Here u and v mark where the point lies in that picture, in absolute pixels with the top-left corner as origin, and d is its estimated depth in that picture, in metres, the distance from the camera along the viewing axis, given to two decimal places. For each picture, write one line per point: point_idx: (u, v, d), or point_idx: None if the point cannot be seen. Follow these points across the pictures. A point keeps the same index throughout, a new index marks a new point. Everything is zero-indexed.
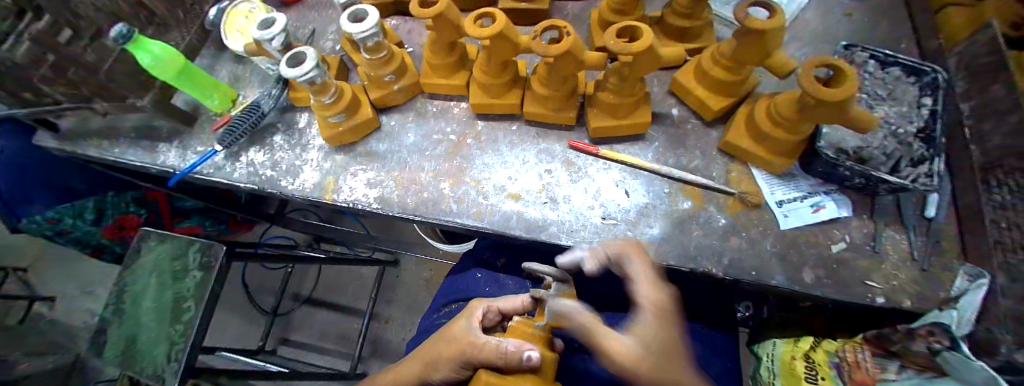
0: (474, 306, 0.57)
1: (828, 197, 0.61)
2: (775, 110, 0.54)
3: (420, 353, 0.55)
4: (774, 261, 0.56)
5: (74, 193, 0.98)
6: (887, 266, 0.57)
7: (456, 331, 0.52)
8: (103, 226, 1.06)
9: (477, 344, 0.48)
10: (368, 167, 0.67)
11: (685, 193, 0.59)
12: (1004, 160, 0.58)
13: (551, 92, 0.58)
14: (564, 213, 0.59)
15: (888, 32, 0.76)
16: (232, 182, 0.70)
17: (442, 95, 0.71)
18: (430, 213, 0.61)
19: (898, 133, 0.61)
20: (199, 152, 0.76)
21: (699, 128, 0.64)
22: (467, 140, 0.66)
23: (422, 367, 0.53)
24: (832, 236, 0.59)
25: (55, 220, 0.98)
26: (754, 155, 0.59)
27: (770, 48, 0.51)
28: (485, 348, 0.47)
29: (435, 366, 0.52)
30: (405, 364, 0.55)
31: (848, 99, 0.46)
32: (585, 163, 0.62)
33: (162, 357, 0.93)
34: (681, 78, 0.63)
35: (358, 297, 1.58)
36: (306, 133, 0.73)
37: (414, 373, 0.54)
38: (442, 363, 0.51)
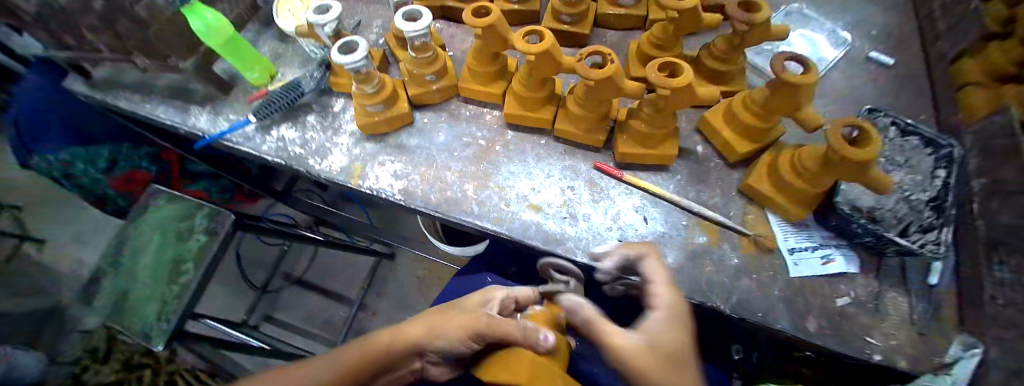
0: (493, 291, 0.58)
1: (839, 251, 0.62)
2: (798, 161, 0.56)
3: (425, 317, 0.52)
4: (780, 305, 0.57)
5: (90, 139, 1.00)
6: (888, 325, 0.58)
7: (469, 305, 0.53)
8: (112, 176, 1.05)
9: (493, 319, 0.48)
10: (396, 159, 0.68)
11: (701, 228, 0.61)
12: (1005, 241, 0.58)
13: (586, 114, 0.60)
14: (582, 230, 0.60)
15: (909, 103, 0.78)
16: (260, 154, 0.71)
17: (476, 100, 0.73)
18: (451, 212, 0.62)
19: (909, 198, 0.63)
20: (231, 120, 0.77)
21: (722, 167, 0.65)
22: (495, 147, 0.68)
23: (425, 331, 0.50)
24: (838, 290, 0.60)
25: (67, 163, 0.98)
26: (770, 200, 0.60)
27: (802, 102, 0.54)
28: (501, 324, 0.47)
29: (440, 334, 0.50)
30: (403, 324, 0.50)
31: (870, 159, 0.48)
32: (609, 186, 0.64)
33: (152, 316, 0.93)
34: (710, 117, 0.65)
35: (350, 285, 1.58)
36: (340, 117, 0.75)
37: (415, 336, 0.49)
38: (451, 331, 0.49)
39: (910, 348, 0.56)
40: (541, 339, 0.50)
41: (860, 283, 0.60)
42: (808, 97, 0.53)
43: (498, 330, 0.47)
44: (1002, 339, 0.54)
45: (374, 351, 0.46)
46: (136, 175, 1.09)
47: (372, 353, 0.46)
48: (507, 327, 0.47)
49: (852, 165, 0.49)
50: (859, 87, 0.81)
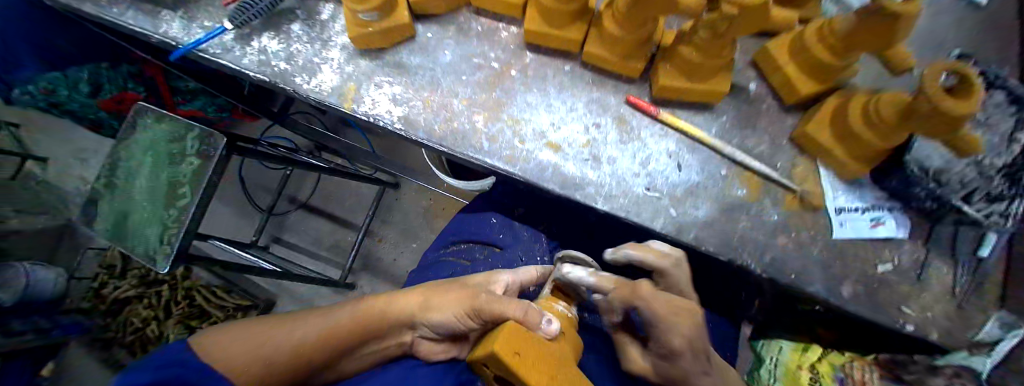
0: (498, 275, 0.57)
1: (891, 214, 0.53)
2: (874, 107, 0.45)
3: (422, 290, 0.57)
4: (817, 268, 0.51)
5: (66, 60, 0.87)
6: (927, 295, 0.52)
7: (471, 283, 0.55)
8: (100, 99, 0.96)
9: (482, 298, 0.48)
10: (395, 80, 0.59)
11: (741, 180, 0.53)
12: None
13: (623, 35, 0.50)
14: (605, 174, 0.53)
15: None
16: (240, 69, 0.62)
17: (490, 13, 0.61)
18: (456, 147, 0.55)
19: (983, 165, 0.48)
20: (206, 27, 0.67)
21: (775, 110, 0.56)
22: (511, 71, 0.58)
23: (422, 303, 0.55)
24: (881, 255, 0.53)
25: (50, 91, 0.90)
26: (827, 151, 0.51)
27: (897, 35, 0.42)
28: (502, 305, 0.45)
29: (434, 307, 0.54)
30: (402, 296, 0.57)
31: (971, 116, 0.38)
32: (640, 124, 0.55)
33: (155, 238, 0.91)
34: (773, 46, 0.53)
35: (355, 212, 1.55)
36: (329, 27, 0.64)
37: (410, 308, 0.56)
38: (443, 302, 0.54)
39: (946, 321, 0.51)
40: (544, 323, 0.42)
41: (910, 250, 0.53)
42: (908, 30, 0.42)
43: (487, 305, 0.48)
44: None
45: (373, 317, 0.55)
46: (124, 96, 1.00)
47: (370, 317, 0.54)
48: (502, 308, 0.45)
49: (943, 122, 0.39)
50: (946, 25, 0.63)
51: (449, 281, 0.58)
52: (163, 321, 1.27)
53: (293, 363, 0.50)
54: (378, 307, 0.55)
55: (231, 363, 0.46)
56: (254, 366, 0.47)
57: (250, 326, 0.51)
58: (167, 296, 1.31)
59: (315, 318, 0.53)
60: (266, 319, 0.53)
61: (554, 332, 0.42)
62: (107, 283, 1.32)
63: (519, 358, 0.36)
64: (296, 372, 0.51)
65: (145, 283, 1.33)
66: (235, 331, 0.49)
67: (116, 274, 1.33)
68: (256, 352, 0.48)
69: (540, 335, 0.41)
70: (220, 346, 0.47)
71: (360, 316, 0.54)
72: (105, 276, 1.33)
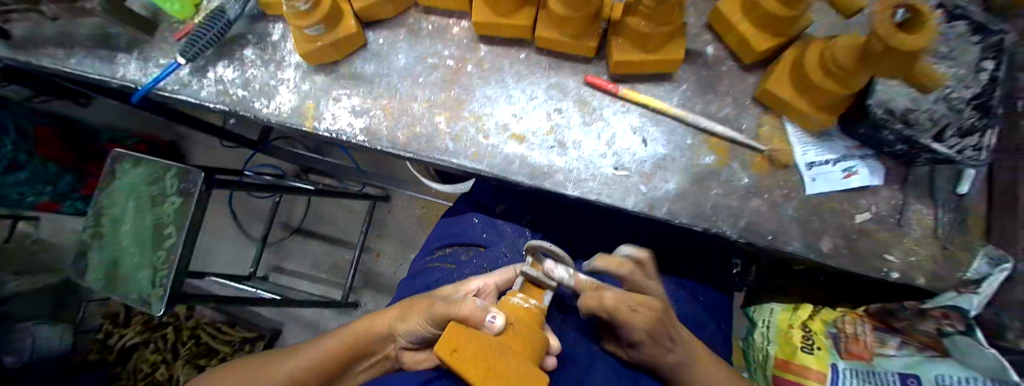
0: (467, 283, 0.56)
1: (864, 163, 0.52)
2: (831, 54, 0.44)
3: (395, 307, 0.56)
4: (795, 226, 0.51)
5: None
6: (909, 241, 0.52)
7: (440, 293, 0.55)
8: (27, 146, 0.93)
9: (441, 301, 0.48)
10: (352, 92, 0.59)
11: (709, 147, 0.53)
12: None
13: (570, 15, 0.49)
14: (573, 159, 0.52)
15: None
16: (201, 102, 0.61)
17: (439, 11, 0.60)
18: (422, 151, 0.55)
19: (951, 97, 0.49)
20: (162, 65, 0.66)
21: (736, 71, 0.55)
22: (467, 67, 0.58)
23: (395, 317, 0.55)
24: (859, 205, 0.52)
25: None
26: (791, 106, 0.51)
27: None
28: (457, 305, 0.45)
29: (405, 319, 0.54)
30: (376, 316, 0.57)
31: (926, 48, 0.37)
32: (602, 104, 0.54)
33: (146, 282, 0.91)
34: (723, 7, 0.53)
35: (347, 230, 1.54)
36: (282, 47, 0.63)
37: (383, 327, 0.55)
38: (413, 313, 0.53)
39: (929, 264, 0.50)
40: (488, 318, 0.40)
41: (887, 195, 0.52)
42: None
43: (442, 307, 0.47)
44: None
45: (351, 342, 0.56)
46: (42, 136, 0.97)
47: (348, 342, 0.56)
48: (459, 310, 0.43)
49: (899, 59, 0.39)
50: None
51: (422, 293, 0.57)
52: (172, 363, 1.28)
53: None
54: (354, 334, 0.56)
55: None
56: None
57: (250, 366, 0.58)
58: (174, 337, 1.32)
59: (302, 351, 0.57)
60: (265, 357, 0.59)
61: (498, 328, 0.40)
62: (113, 333, 1.32)
63: (455, 355, 0.36)
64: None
65: (150, 328, 1.33)
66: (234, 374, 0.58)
67: (119, 323, 1.33)
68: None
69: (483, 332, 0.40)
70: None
71: (339, 344, 0.56)
72: (109, 326, 1.32)
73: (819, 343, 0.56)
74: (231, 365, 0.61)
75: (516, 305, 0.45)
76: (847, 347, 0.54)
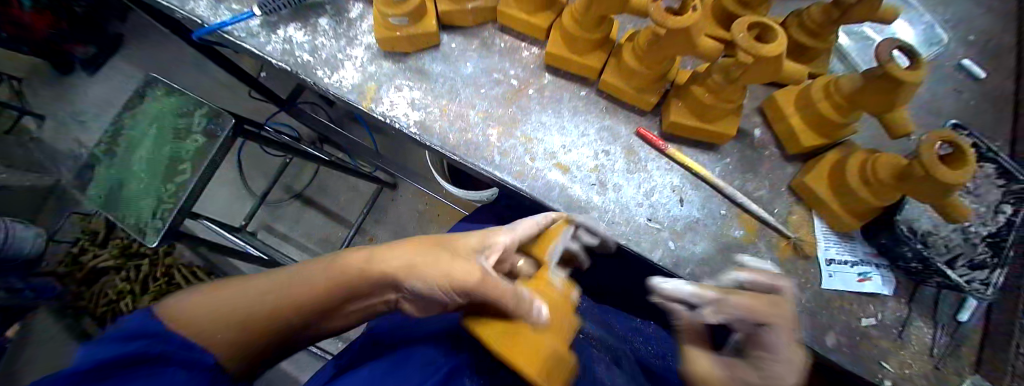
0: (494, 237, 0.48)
1: (877, 271, 0.55)
2: (871, 165, 0.47)
3: (412, 251, 0.43)
4: (804, 314, 0.53)
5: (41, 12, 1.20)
6: (905, 354, 0.53)
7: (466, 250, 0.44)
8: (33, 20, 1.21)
9: (500, 283, 0.39)
10: (415, 85, 0.60)
11: (740, 221, 0.55)
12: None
13: (641, 70, 0.52)
14: (610, 200, 0.54)
15: (1012, 113, 0.65)
16: (264, 55, 0.62)
17: (514, 31, 0.63)
18: (469, 156, 0.56)
19: (966, 230, 0.53)
20: (234, 10, 0.65)
21: (778, 158, 0.58)
22: (529, 90, 0.60)
23: (411, 265, 0.42)
24: (866, 309, 0.54)
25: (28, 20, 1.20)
26: (823, 202, 0.53)
27: (896, 103, 0.45)
28: (504, 291, 0.38)
29: (435, 272, 0.41)
30: (429, 264, 0.42)
31: (960, 184, 0.40)
32: (647, 157, 0.57)
33: (148, 210, 0.90)
34: (779, 98, 0.56)
35: (348, 207, 1.53)
36: (356, 26, 0.64)
37: (395, 269, 0.42)
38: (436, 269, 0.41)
39: (920, 379, 0.52)
40: (540, 310, 0.39)
41: (894, 306, 0.55)
42: (908, 96, 0.45)
43: (525, 296, 0.39)
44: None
45: (375, 288, 0.41)
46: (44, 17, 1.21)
47: (341, 274, 0.41)
48: (501, 291, 0.38)
49: (935, 188, 0.41)
50: (941, 95, 0.66)
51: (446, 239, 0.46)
52: (139, 296, 1.20)
53: (262, 320, 0.38)
54: (354, 264, 0.41)
55: (211, 336, 0.36)
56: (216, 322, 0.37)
57: (228, 289, 0.40)
58: (147, 270, 1.24)
59: (312, 273, 0.41)
60: (254, 276, 0.41)
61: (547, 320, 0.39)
62: (88, 250, 1.23)
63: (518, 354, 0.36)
64: (269, 330, 0.39)
65: (126, 254, 1.25)
66: (195, 293, 0.39)
67: (96, 241, 1.25)
68: (240, 323, 0.38)
69: (538, 320, 0.38)
70: (200, 313, 0.37)
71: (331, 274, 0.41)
72: (86, 242, 1.24)
73: None
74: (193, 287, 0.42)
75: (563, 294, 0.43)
76: None
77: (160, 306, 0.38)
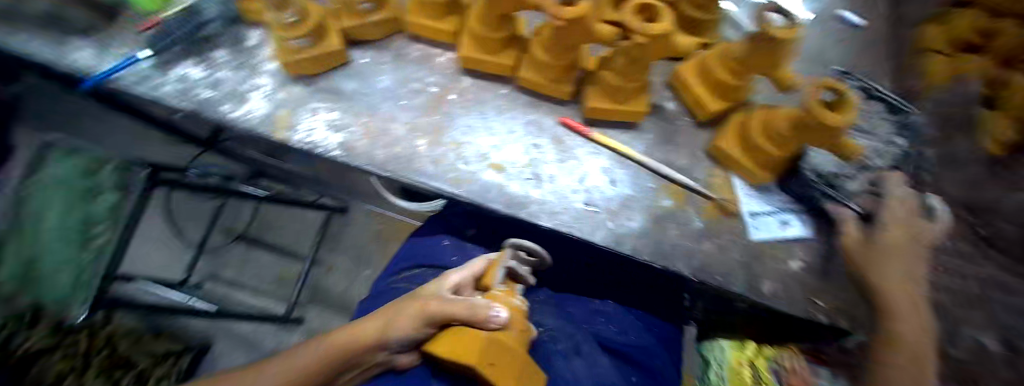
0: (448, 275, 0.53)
1: (796, 216, 0.59)
2: (771, 123, 0.51)
3: (383, 315, 0.48)
4: (739, 269, 0.55)
5: None
6: (832, 287, 0.56)
7: (425, 294, 0.48)
8: None
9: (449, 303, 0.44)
10: (331, 106, 0.58)
11: (668, 192, 0.58)
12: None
13: (552, 62, 0.53)
14: (547, 192, 0.55)
15: (891, 53, 0.72)
16: (159, 98, 0.56)
17: (426, 38, 0.63)
18: (400, 171, 0.54)
19: (868, 166, 0.58)
20: (119, 55, 0.59)
21: (692, 127, 0.62)
22: (450, 95, 0.60)
23: (381, 329, 0.46)
24: (791, 253, 0.57)
25: None
26: (736, 161, 0.57)
27: (781, 59, 0.49)
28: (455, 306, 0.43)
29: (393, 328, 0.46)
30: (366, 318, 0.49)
31: (847, 125, 0.44)
32: (575, 144, 0.58)
33: (65, 287, 0.81)
34: (684, 71, 0.60)
35: (298, 241, 1.45)
36: (257, 54, 0.61)
37: (368, 339, 0.46)
38: (400, 323, 0.45)
39: (853, 310, 0.54)
40: (493, 315, 0.42)
41: (817, 246, 0.58)
42: (788, 54, 0.48)
43: (471, 313, 0.42)
44: None
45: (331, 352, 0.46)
46: None
47: (324, 360, 0.46)
48: (456, 311, 0.43)
49: (829, 132, 0.45)
50: (830, 47, 0.73)
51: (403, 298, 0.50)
52: None
53: None
54: (335, 345, 0.47)
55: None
56: None
57: None
58: None
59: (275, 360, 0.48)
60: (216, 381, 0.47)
61: (504, 320, 0.42)
62: None
63: (488, 366, 0.39)
64: None
65: None
66: None
67: None
68: None
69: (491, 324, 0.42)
70: None
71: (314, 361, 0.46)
72: None
73: (765, 379, 0.56)
74: None
75: (515, 305, 0.47)
76: (788, 380, 0.55)
77: None
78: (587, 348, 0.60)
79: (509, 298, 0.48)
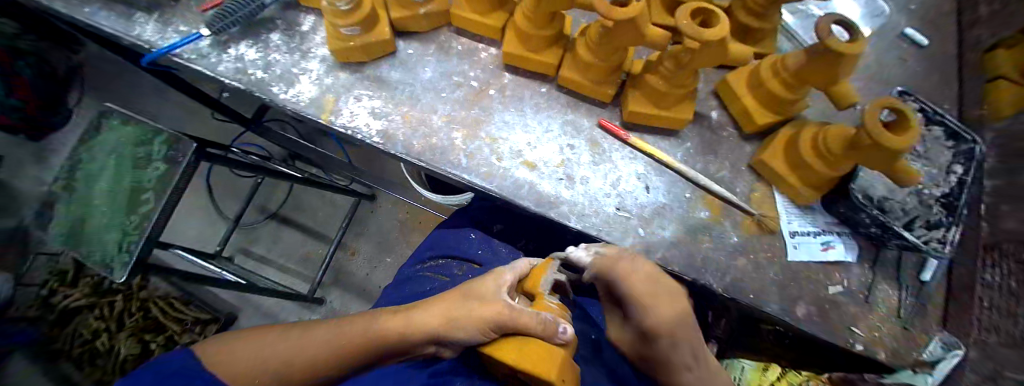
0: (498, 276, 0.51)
1: (839, 238, 0.56)
2: (822, 139, 0.49)
3: (444, 306, 0.49)
4: (773, 288, 0.53)
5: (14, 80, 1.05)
6: (874, 316, 0.53)
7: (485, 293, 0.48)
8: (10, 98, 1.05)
9: (517, 310, 0.43)
10: (374, 94, 0.59)
11: (704, 203, 0.56)
12: (1002, 243, 0.53)
13: (597, 63, 0.53)
14: (578, 194, 0.55)
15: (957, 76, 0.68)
16: (216, 76, 0.60)
17: (470, 33, 0.64)
18: (435, 162, 0.55)
19: (921, 193, 0.55)
20: (182, 32, 0.62)
21: (735, 139, 0.60)
22: (490, 91, 0.60)
23: (445, 322, 0.47)
24: (832, 277, 0.55)
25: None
26: (780, 177, 0.55)
27: (841, 73, 0.46)
28: (524, 315, 0.42)
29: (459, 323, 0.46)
30: (423, 311, 0.49)
31: (907, 148, 0.41)
32: (611, 147, 0.58)
33: (113, 246, 0.85)
34: (732, 80, 0.58)
35: (326, 224, 1.50)
36: (310, 38, 0.63)
37: (431, 325, 0.48)
38: (465, 318, 0.45)
39: (894, 341, 0.52)
40: (561, 331, 0.42)
41: (859, 272, 0.55)
42: (849, 70, 0.46)
43: (540, 327, 0.41)
44: (985, 342, 0.50)
45: (383, 338, 0.48)
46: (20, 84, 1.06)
47: (386, 336, 0.48)
48: (525, 321, 0.41)
49: (885, 153, 0.42)
50: (891, 64, 0.69)
51: (459, 293, 0.50)
52: (115, 334, 1.14)
53: (304, 377, 0.46)
54: (398, 326, 0.48)
55: (247, 374, 0.44)
56: (263, 375, 0.45)
57: (254, 340, 0.47)
58: (122, 308, 1.19)
59: (326, 330, 0.48)
60: (281, 327, 0.49)
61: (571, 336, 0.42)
62: (57, 291, 1.17)
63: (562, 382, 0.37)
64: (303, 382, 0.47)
65: (98, 292, 1.20)
66: (252, 343, 0.46)
67: (66, 281, 1.18)
68: (272, 360, 0.45)
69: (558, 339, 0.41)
70: (227, 357, 0.45)
71: (378, 335, 0.48)
72: (55, 284, 1.17)
73: None
74: (235, 329, 0.50)
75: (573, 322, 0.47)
76: None
77: (210, 347, 0.46)
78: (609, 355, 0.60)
79: (563, 313, 0.47)
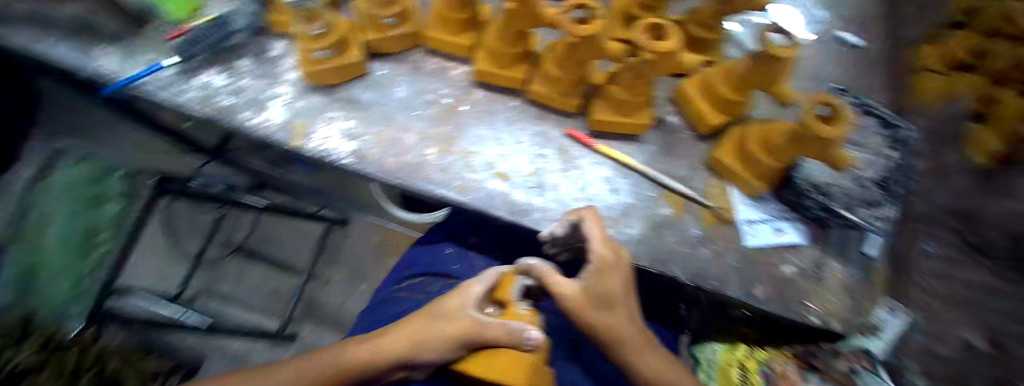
0: (467, 288, 0.51)
1: (791, 223, 0.62)
2: (768, 135, 0.54)
3: (412, 328, 0.49)
4: (735, 273, 0.58)
5: None
6: (826, 291, 0.59)
7: (451, 311, 0.48)
8: None
9: (482, 325, 0.45)
10: (347, 116, 0.61)
11: (666, 200, 0.60)
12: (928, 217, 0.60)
13: (563, 76, 0.57)
14: (552, 200, 0.58)
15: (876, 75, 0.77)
16: (181, 104, 0.59)
17: (442, 53, 0.67)
18: (411, 179, 0.57)
19: (860, 177, 0.60)
20: (146, 62, 0.62)
21: (690, 140, 0.65)
22: (462, 107, 0.63)
23: (412, 344, 0.47)
24: (786, 258, 0.60)
25: None
26: (733, 171, 0.60)
27: (778, 76, 0.52)
28: (491, 329, 0.45)
29: (428, 342, 0.46)
30: (388, 335, 0.49)
31: (838, 137, 0.47)
32: (580, 155, 0.61)
33: None
34: (686, 87, 0.63)
35: (297, 253, 1.46)
36: (279, 64, 0.64)
37: (398, 350, 0.47)
38: (434, 338, 0.46)
39: (846, 312, 0.57)
40: (529, 338, 0.43)
41: (810, 252, 0.61)
42: (784, 73, 0.52)
43: (505, 338, 0.44)
44: None
45: (351, 367, 0.47)
46: None
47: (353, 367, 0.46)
48: (493, 334, 0.44)
49: (820, 143, 0.47)
50: (821, 66, 0.77)
51: (426, 313, 0.51)
52: None
53: None
54: (363, 354, 0.47)
55: None
56: None
57: None
58: None
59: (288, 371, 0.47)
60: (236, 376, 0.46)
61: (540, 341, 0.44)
62: None
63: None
64: None
65: None
66: None
67: None
68: None
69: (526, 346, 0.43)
70: None
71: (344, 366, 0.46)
72: None
73: (753, 380, 0.57)
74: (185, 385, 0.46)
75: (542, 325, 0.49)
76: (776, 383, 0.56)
77: None
78: (586, 353, 0.61)
79: (532, 317, 0.49)
